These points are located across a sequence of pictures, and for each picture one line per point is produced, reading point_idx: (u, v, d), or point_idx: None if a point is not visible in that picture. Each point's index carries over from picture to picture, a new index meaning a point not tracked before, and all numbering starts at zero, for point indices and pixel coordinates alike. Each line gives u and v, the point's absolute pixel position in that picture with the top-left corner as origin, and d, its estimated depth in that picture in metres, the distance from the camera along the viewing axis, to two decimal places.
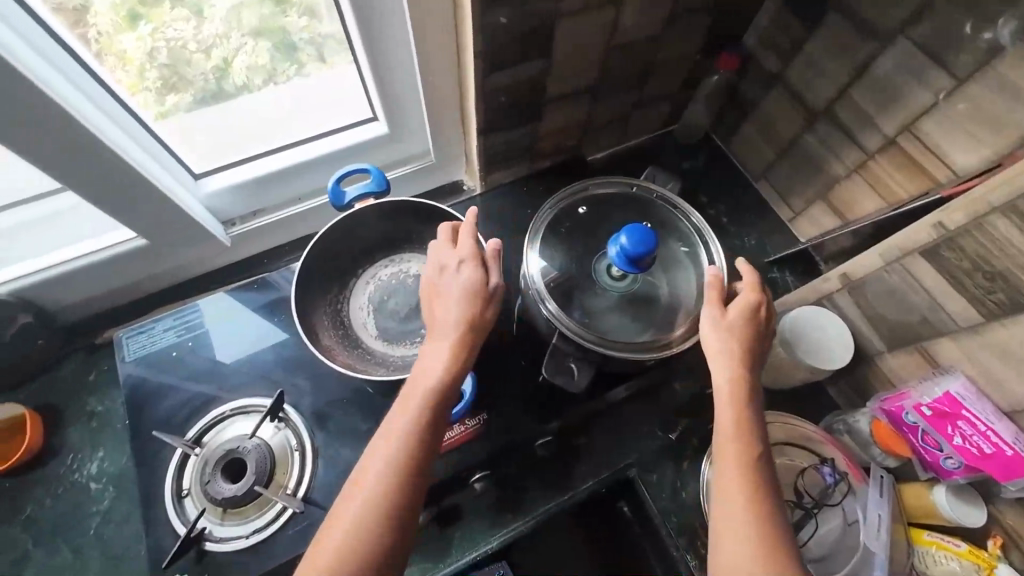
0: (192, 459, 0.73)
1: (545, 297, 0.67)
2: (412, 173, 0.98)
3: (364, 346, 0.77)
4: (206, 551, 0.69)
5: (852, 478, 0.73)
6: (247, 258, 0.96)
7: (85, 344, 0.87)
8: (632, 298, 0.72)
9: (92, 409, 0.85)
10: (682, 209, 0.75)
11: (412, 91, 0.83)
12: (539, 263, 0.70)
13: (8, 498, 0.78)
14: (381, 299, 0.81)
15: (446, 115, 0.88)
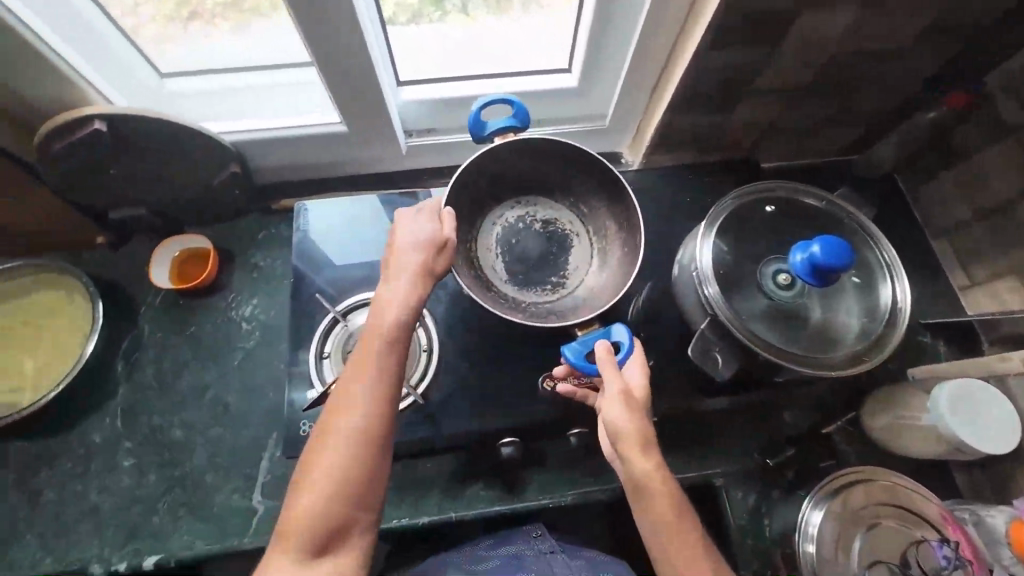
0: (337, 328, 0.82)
1: (708, 280, 0.65)
2: (580, 133, 1.00)
3: (494, 285, 0.81)
4: None
5: (971, 570, 0.69)
6: (410, 170, 1.02)
7: (264, 205, 0.99)
8: (793, 311, 0.69)
9: (256, 262, 0.96)
10: (874, 240, 0.71)
11: (621, 50, 0.85)
12: (710, 248, 0.68)
13: (180, 313, 0.91)
14: (510, 240, 0.85)
15: (641, 82, 0.89)
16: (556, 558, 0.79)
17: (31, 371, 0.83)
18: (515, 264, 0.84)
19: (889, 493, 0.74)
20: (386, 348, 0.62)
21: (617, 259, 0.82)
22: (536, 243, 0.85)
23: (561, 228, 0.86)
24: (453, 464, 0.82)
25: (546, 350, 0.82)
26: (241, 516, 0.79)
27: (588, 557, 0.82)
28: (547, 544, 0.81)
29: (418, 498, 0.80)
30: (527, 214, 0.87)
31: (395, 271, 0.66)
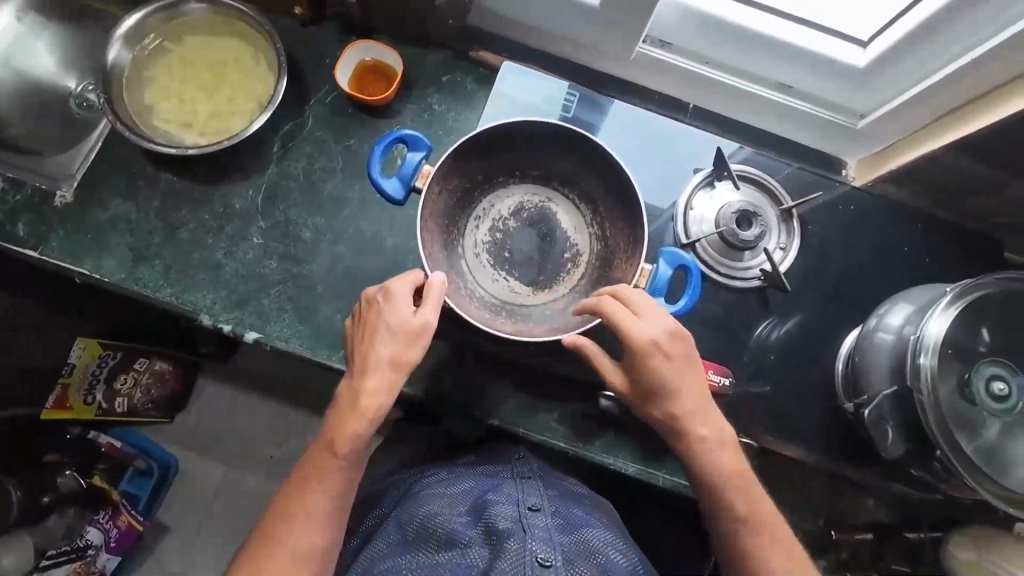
0: (454, 235, 0.70)
1: (926, 352, 0.57)
2: (821, 122, 0.87)
3: (532, 276, 0.71)
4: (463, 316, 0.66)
5: None
6: (619, 79, 0.92)
7: (460, 49, 0.91)
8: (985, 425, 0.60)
9: (431, 104, 0.90)
10: None
11: (946, 49, 0.70)
12: (943, 319, 0.58)
13: (343, 120, 0.88)
14: (574, 203, 0.72)
15: (937, 98, 0.75)
16: (530, 483, 0.74)
17: (205, 114, 0.82)
18: (540, 265, 0.71)
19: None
20: (365, 421, 0.58)
21: (611, 221, 0.70)
22: (516, 229, 0.72)
23: (548, 199, 0.73)
24: (540, 388, 0.81)
25: (685, 329, 0.76)
26: (336, 337, 0.81)
27: (564, 493, 0.77)
28: (525, 471, 0.77)
29: (495, 401, 0.80)
30: (490, 200, 0.72)
31: (376, 357, 0.59)
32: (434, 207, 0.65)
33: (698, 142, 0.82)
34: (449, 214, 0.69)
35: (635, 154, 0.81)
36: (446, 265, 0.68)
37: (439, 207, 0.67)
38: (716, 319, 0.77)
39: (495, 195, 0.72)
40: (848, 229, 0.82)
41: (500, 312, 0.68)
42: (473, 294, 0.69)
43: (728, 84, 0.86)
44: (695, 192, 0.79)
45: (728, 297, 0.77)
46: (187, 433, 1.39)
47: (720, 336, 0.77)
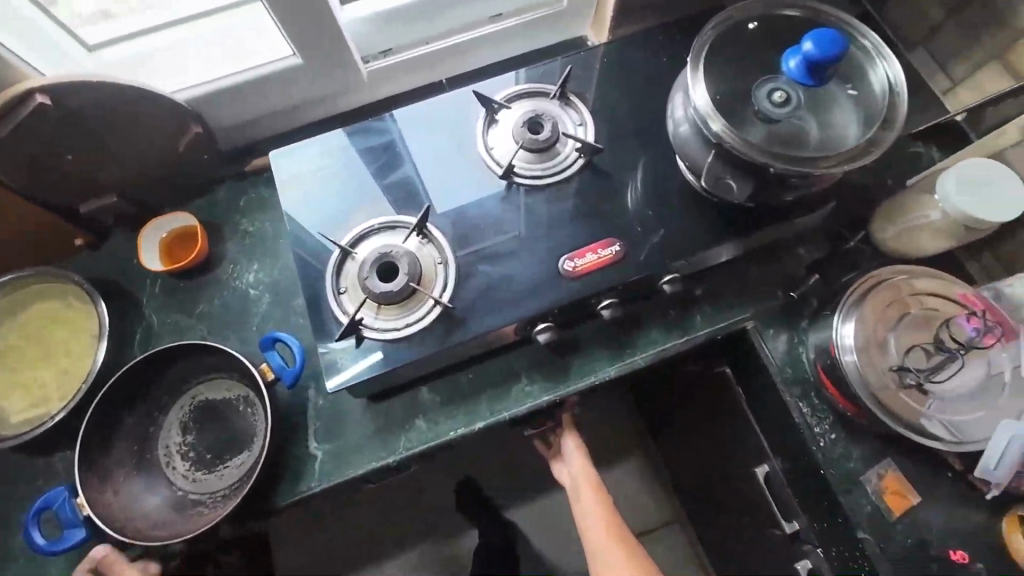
0: None
1: (709, 115, 0.65)
2: (539, 20, 0.97)
3: (370, 305, 0.75)
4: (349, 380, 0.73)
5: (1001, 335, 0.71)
6: (377, 102, 0.98)
7: (237, 172, 0.95)
8: (788, 129, 0.70)
9: (245, 229, 0.93)
10: (855, 34, 0.73)
11: None
12: (700, 84, 0.67)
13: (182, 295, 0.89)
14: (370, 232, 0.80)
15: None
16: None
17: (55, 378, 0.81)
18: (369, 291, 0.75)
19: (891, 285, 0.75)
20: None
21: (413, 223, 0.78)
22: (203, 438, 0.81)
23: (197, 400, 0.82)
24: (498, 369, 0.83)
25: (560, 233, 0.79)
26: (304, 467, 0.79)
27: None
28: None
29: (470, 407, 0.82)
30: (163, 446, 0.80)
31: None
32: (119, 487, 0.75)
33: (461, 99, 0.89)
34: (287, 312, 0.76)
35: (422, 141, 0.86)
36: (153, 508, 0.76)
37: (126, 476, 0.77)
38: (576, 207, 0.81)
39: (309, 267, 0.79)
40: (619, 74, 0.90)
41: (373, 348, 0.75)
42: (191, 503, 0.77)
43: (453, 43, 0.95)
44: (486, 132, 0.85)
45: (572, 185, 0.82)
46: None
47: (591, 217, 0.80)
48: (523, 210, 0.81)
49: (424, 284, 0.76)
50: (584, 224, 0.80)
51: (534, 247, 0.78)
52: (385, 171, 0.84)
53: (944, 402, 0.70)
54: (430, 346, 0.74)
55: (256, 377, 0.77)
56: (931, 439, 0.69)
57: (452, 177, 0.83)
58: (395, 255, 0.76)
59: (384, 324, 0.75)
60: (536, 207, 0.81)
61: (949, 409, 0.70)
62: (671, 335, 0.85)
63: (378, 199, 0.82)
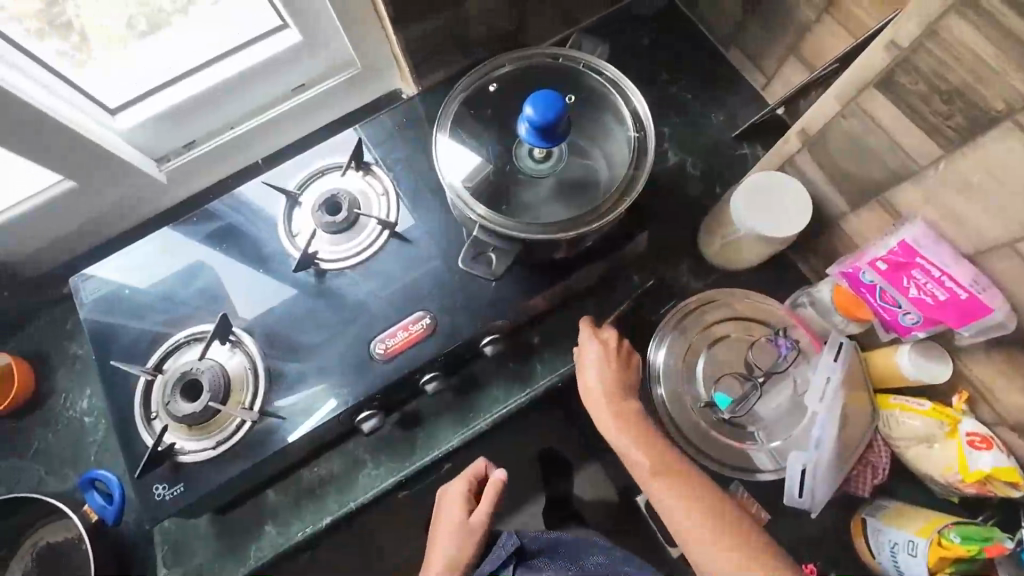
0: (127, 439, 0.74)
1: (470, 202, 0.65)
2: (343, 85, 0.93)
3: (181, 415, 0.72)
4: (168, 505, 0.72)
5: (808, 349, 0.73)
6: (191, 196, 0.96)
7: (58, 295, 0.92)
8: (565, 186, 0.70)
9: (74, 353, 0.90)
10: (591, 65, 0.70)
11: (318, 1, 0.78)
12: (455, 171, 0.67)
13: (17, 434, 0.86)
14: (198, 340, 0.78)
15: (365, 25, 0.83)
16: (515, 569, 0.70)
17: None
18: (193, 402, 0.73)
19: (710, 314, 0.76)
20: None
21: (245, 338, 0.77)
22: None
23: (38, 546, 0.80)
24: (342, 455, 0.82)
25: (370, 316, 0.78)
26: None
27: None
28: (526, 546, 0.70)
29: (317, 498, 0.81)
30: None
31: None
32: None
33: (257, 187, 0.85)
34: (125, 445, 0.74)
35: (229, 242, 0.82)
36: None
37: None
38: (366, 311, 0.78)
39: (116, 395, 0.76)
40: (416, 133, 0.87)
41: (204, 437, 0.73)
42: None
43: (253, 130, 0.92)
44: (290, 219, 0.83)
45: (382, 280, 0.79)
46: None
47: (383, 316, 0.77)
48: (316, 310, 0.78)
49: (235, 398, 0.74)
50: (373, 321, 0.77)
51: (336, 348, 0.76)
52: (190, 284, 0.81)
53: (756, 426, 0.71)
54: (245, 459, 0.72)
55: (78, 522, 0.74)
56: (761, 473, 0.70)
57: (283, 275, 0.80)
58: (195, 373, 0.74)
59: (205, 447, 0.73)
60: (333, 298, 0.79)
61: (759, 432, 0.71)
62: (514, 390, 0.83)
63: (221, 291, 0.81)
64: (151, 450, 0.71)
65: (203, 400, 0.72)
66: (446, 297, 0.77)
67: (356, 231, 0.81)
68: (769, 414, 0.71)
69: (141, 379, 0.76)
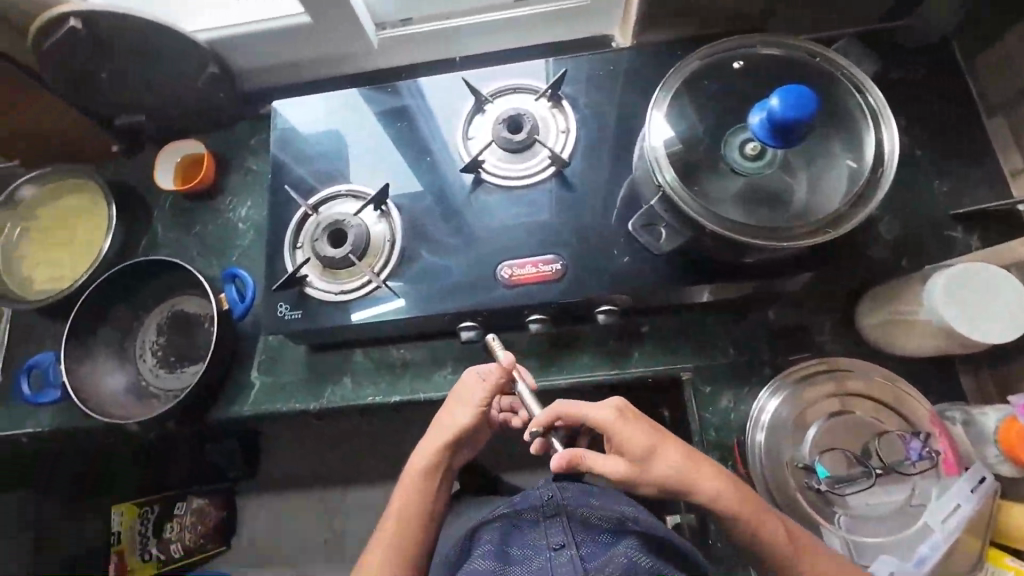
0: (272, 254, 0.84)
1: (664, 167, 0.61)
2: (563, 12, 0.93)
3: (323, 255, 0.79)
4: (284, 323, 0.81)
5: (943, 469, 0.66)
6: (384, 69, 1.01)
7: (254, 113, 1.03)
8: (758, 191, 0.65)
9: (249, 167, 1.01)
10: (861, 86, 0.63)
11: None
12: (662, 132, 0.63)
13: (188, 214, 1.00)
14: (355, 197, 0.85)
15: None
16: (554, 518, 0.75)
17: (69, 260, 0.95)
18: (336, 249, 0.80)
19: (842, 382, 0.71)
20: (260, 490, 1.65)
21: (394, 212, 0.82)
22: (173, 342, 0.93)
23: (175, 308, 0.94)
24: (427, 350, 0.87)
25: (505, 239, 0.80)
26: (240, 390, 0.89)
27: (623, 535, 0.71)
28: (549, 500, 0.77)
29: (393, 376, 0.87)
30: (140, 342, 0.94)
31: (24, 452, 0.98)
32: (96, 364, 0.89)
33: (454, 81, 0.88)
34: (270, 258, 0.83)
35: (410, 122, 0.87)
36: (133, 401, 0.88)
37: (103, 357, 0.91)
38: (507, 233, 0.80)
39: (276, 215, 0.86)
40: (615, 85, 0.85)
41: (333, 281, 0.81)
42: (154, 398, 0.89)
43: (464, 26, 0.94)
44: (469, 123, 0.85)
45: (531, 211, 0.80)
46: (240, 553, 1.75)
47: (520, 245, 0.79)
48: (464, 213, 0.82)
49: (368, 261, 0.80)
50: (510, 245, 0.79)
51: (468, 254, 0.80)
52: (365, 146, 0.88)
53: (846, 512, 0.66)
54: (357, 315, 0.79)
55: (212, 304, 0.86)
56: None
57: (446, 170, 0.84)
58: (346, 225, 0.81)
59: (331, 290, 0.80)
60: (482, 209, 0.81)
61: (849, 519, 0.66)
62: (603, 365, 0.82)
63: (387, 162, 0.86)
64: (290, 274, 0.79)
65: (345, 250, 0.79)
66: (584, 252, 0.78)
67: (525, 156, 0.82)
68: (867, 508, 0.66)
69: (301, 210, 0.84)
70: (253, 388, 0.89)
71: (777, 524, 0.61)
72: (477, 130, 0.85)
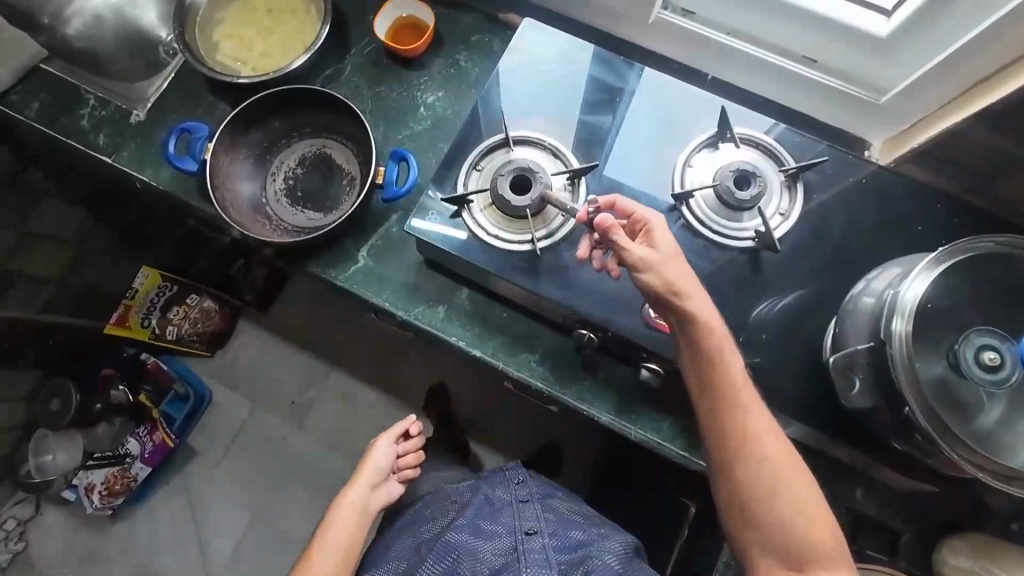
0: (450, 162, 0.80)
1: (906, 319, 0.55)
2: (843, 96, 0.85)
3: (500, 193, 0.75)
4: (426, 231, 0.78)
5: None
6: (634, 44, 0.95)
7: (491, 13, 0.98)
8: (953, 401, 0.58)
9: (458, 60, 0.97)
10: None
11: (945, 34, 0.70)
12: (922, 280, 0.57)
13: (380, 70, 0.97)
14: (553, 154, 0.80)
15: (941, 86, 0.74)
16: (527, 507, 0.84)
17: (258, 54, 0.93)
18: (516, 195, 0.76)
19: None
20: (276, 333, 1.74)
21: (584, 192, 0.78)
22: (308, 180, 0.92)
23: (323, 149, 0.93)
24: (527, 327, 0.85)
25: None
26: (342, 259, 0.89)
27: (593, 533, 0.81)
28: (522, 493, 0.87)
29: (482, 331, 0.85)
30: (280, 160, 0.93)
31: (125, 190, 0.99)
32: (235, 160, 0.89)
33: (704, 102, 0.82)
34: (445, 164, 0.80)
35: (643, 116, 0.82)
36: (250, 209, 0.88)
37: (244, 155, 0.90)
38: None
39: (473, 127, 0.82)
40: (854, 200, 0.79)
41: (492, 221, 0.77)
42: (269, 219, 0.89)
43: (743, 51, 0.86)
44: (696, 151, 0.80)
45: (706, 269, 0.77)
46: (222, 370, 1.86)
47: None
48: None
49: (537, 221, 0.77)
50: None
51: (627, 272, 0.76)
52: (590, 111, 0.82)
53: None
54: (497, 265, 0.76)
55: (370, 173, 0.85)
56: None
57: (651, 182, 0.79)
58: (537, 176, 0.76)
59: (486, 228, 0.77)
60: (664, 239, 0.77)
61: None
62: (675, 439, 0.80)
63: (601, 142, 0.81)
64: (461, 194, 0.76)
65: (523, 202, 0.75)
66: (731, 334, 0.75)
67: (733, 215, 0.77)
68: None
69: (498, 136, 0.80)
70: (354, 264, 0.88)
71: (738, 370, 0.67)
72: (700, 163, 0.79)
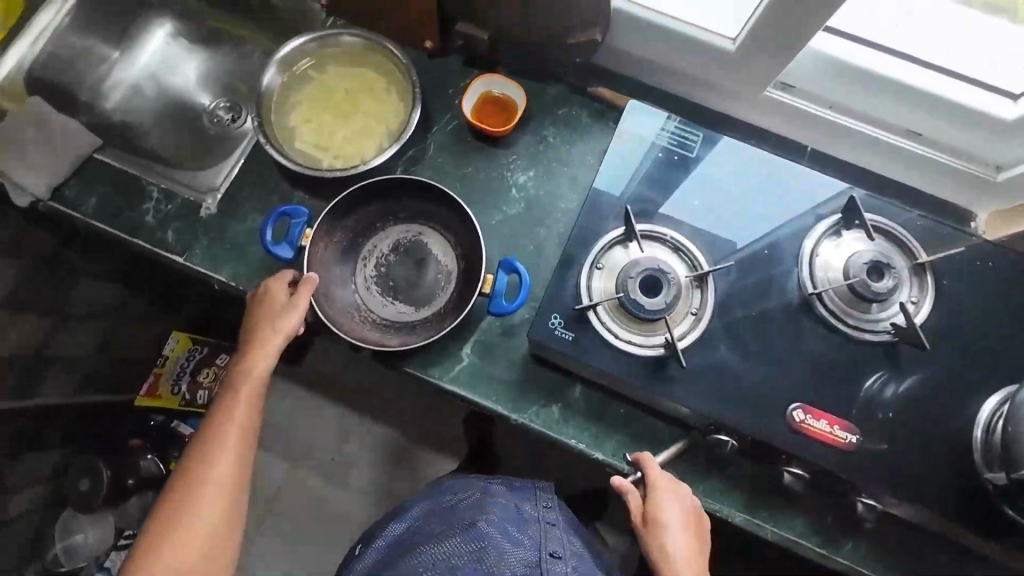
0: (569, 262, 0.77)
1: None
2: (956, 173, 0.83)
3: (631, 297, 0.72)
4: (553, 337, 0.75)
5: None
6: (730, 116, 0.92)
7: (580, 86, 0.94)
8: None
9: (547, 135, 0.92)
10: None
11: None
12: None
13: (466, 149, 0.92)
14: (675, 250, 0.78)
15: None
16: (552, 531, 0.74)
17: (341, 140, 0.88)
18: (646, 296, 0.73)
19: None
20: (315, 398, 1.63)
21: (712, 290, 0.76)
22: (400, 269, 0.87)
23: (418, 236, 0.88)
24: (647, 423, 0.81)
25: (805, 372, 0.74)
26: (444, 357, 0.83)
27: None
28: (551, 516, 0.76)
29: (601, 430, 0.81)
30: (372, 244, 0.87)
31: None
32: (328, 248, 0.84)
33: (820, 189, 0.81)
34: (565, 264, 0.77)
35: (760, 206, 0.80)
36: (342, 301, 0.83)
37: (337, 240, 0.85)
38: (809, 373, 0.74)
39: (588, 223, 0.79)
40: (988, 283, 0.76)
41: (620, 324, 0.75)
42: (360, 311, 0.84)
43: (852, 128, 0.84)
44: (821, 240, 0.77)
45: (842, 364, 0.74)
46: None
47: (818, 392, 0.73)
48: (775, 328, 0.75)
49: (669, 319, 0.74)
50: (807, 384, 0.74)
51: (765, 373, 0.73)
52: (707, 203, 0.81)
53: None
54: (629, 371, 0.74)
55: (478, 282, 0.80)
56: None
57: (776, 274, 0.77)
58: (666, 275, 0.73)
59: (617, 332, 0.75)
60: (797, 335, 0.75)
61: None
62: (815, 539, 0.76)
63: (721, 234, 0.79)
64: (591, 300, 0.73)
65: (656, 305, 0.72)
66: (875, 432, 0.72)
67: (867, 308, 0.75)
68: None
69: (616, 232, 0.78)
70: (458, 362, 0.83)
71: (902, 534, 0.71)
72: (828, 251, 0.77)
